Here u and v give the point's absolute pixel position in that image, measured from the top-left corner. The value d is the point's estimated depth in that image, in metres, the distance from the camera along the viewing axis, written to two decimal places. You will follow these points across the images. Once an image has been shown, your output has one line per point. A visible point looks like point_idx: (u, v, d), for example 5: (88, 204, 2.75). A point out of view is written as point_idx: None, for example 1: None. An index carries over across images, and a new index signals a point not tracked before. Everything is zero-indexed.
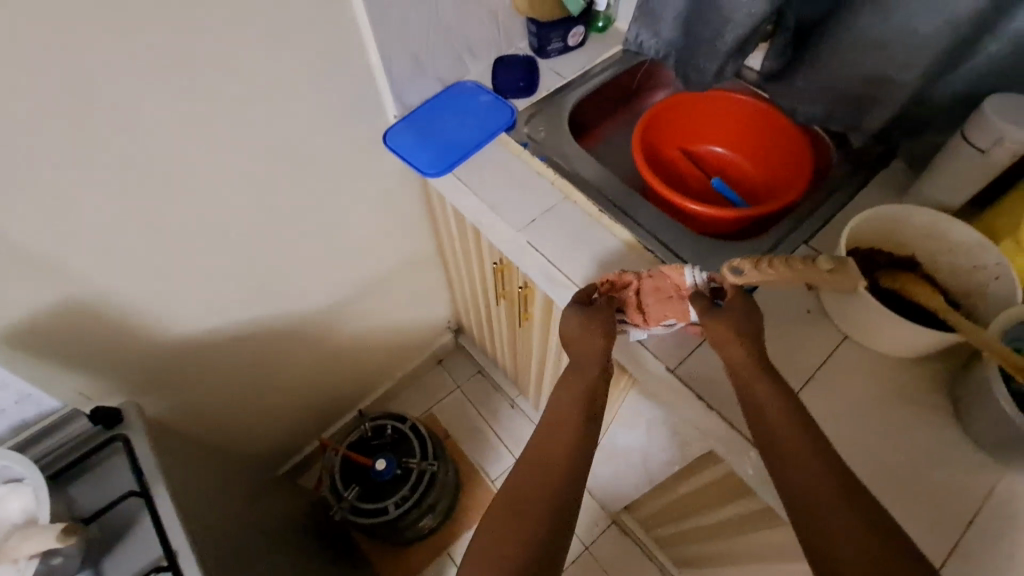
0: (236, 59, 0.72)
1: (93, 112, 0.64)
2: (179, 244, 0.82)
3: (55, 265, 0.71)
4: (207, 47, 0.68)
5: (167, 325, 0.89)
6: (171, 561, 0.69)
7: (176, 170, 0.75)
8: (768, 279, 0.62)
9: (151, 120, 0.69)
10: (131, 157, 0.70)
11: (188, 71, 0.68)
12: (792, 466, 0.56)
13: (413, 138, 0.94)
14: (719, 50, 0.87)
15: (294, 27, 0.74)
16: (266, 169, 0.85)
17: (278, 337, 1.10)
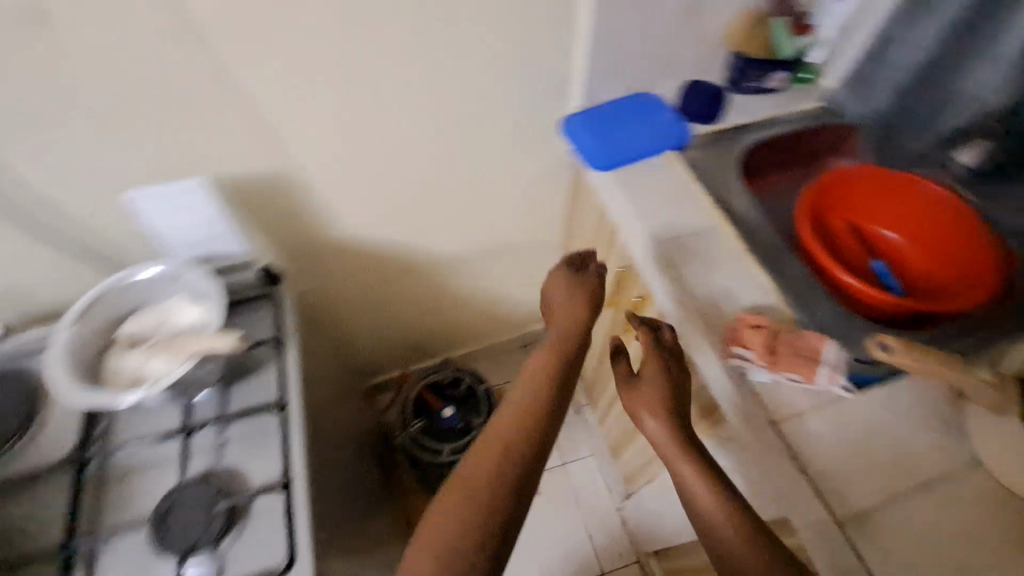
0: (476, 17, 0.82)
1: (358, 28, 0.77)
2: (369, 157, 0.95)
3: (280, 140, 0.85)
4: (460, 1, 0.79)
5: (332, 221, 1.03)
6: (281, 405, 0.80)
7: (394, 94, 0.87)
8: (914, 367, 0.59)
9: (395, 47, 0.81)
10: (368, 73, 0.82)
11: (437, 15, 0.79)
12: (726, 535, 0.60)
13: (588, 130, 0.99)
14: (935, 131, 0.96)
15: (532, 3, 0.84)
16: (458, 117, 0.96)
17: (406, 266, 1.21)
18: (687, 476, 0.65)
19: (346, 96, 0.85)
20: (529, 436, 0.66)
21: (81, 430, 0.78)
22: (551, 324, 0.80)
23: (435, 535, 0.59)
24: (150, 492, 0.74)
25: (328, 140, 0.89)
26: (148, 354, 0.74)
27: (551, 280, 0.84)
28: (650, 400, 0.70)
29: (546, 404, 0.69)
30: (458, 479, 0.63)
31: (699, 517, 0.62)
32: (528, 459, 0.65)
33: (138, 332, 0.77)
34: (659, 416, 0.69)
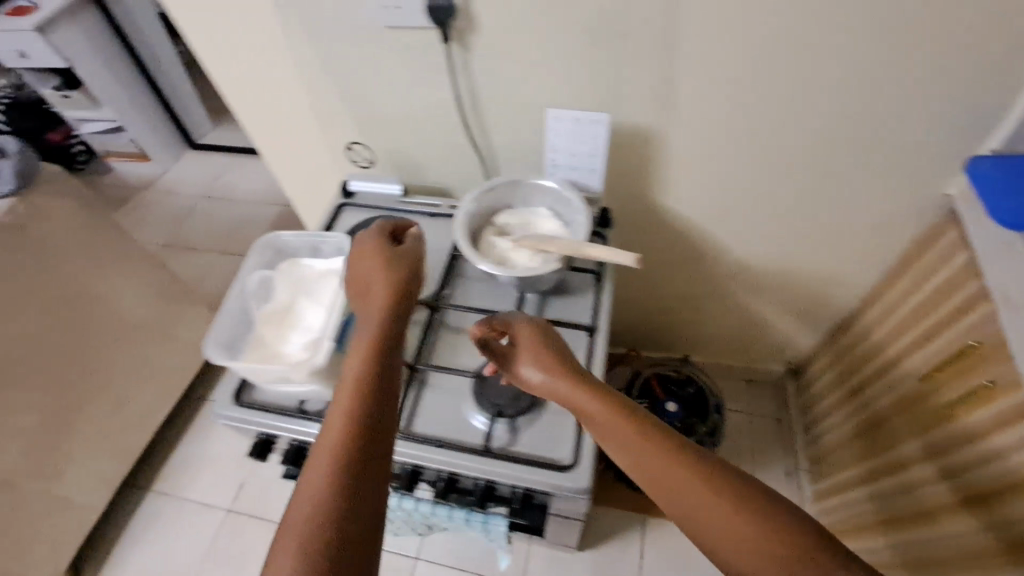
0: (944, 31, 0.75)
1: (813, 20, 0.76)
2: (736, 144, 0.96)
3: (676, 110, 0.91)
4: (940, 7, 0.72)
5: (666, 193, 1.08)
6: (592, 328, 0.88)
7: (802, 91, 0.86)
8: None
9: (835, 47, 0.79)
10: (791, 66, 0.82)
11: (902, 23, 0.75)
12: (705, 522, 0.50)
13: (1006, 173, 0.82)
14: None
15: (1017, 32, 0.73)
16: (858, 125, 0.90)
17: (699, 257, 1.23)
18: (650, 464, 0.55)
19: (766, 74, 0.85)
20: (366, 365, 0.58)
21: (436, 285, 0.96)
22: (370, 296, 0.67)
23: (317, 469, 0.49)
24: (473, 356, 0.89)
25: (720, 111, 0.91)
26: (517, 245, 0.86)
27: (360, 255, 0.72)
28: (533, 346, 0.69)
29: (376, 351, 0.60)
30: (332, 417, 0.53)
31: (694, 520, 0.51)
32: (371, 380, 0.57)
33: (510, 226, 0.90)
34: (595, 395, 0.61)
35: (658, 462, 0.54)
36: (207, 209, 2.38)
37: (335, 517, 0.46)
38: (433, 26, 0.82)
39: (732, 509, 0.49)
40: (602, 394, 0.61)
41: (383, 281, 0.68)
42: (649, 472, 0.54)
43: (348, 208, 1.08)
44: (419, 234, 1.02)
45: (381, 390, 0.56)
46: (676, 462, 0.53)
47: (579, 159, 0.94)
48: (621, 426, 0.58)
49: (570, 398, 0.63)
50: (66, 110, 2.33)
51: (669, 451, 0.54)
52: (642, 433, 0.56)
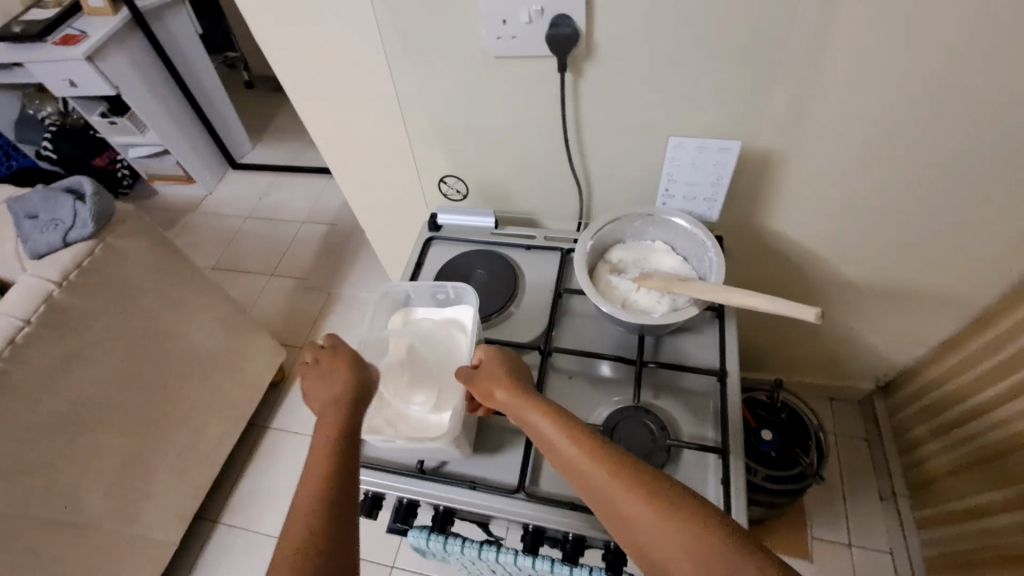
0: None
1: (985, 41, 0.68)
2: (865, 170, 0.88)
3: (805, 136, 0.84)
4: None
5: (776, 218, 1.01)
6: (723, 371, 0.81)
7: (955, 118, 0.77)
8: None
9: (1005, 70, 0.70)
10: (947, 90, 0.74)
11: None
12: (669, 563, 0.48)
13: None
14: None
15: None
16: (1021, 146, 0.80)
17: (799, 280, 1.15)
18: (620, 503, 0.52)
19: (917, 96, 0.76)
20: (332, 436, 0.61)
21: (542, 327, 0.90)
22: (330, 379, 0.67)
23: (289, 532, 0.52)
24: (591, 405, 0.82)
25: (857, 137, 0.83)
26: (640, 286, 0.80)
27: (319, 371, 0.69)
28: (490, 375, 0.69)
29: (342, 421, 0.63)
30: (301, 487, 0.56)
31: (643, 544, 0.50)
32: (336, 450, 0.59)
33: (626, 264, 0.85)
34: (548, 416, 0.61)
35: (615, 496, 0.53)
36: (254, 229, 2.37)
37: (308, 571, 0.49)
38: (550, 53, 0.77)
39: (690, 539, 0.48)
40: (552, 415, 0.62)
41: (348, 368, 0.68)
42: (607, 504, 0.53)
43: (438, 242, 1.03)
44: (517, 270, 0.97)
45: (336, 461, 0.58)
46: (633, 491, 0.52)
47: (693, 188, 0.90)
48: (585, 461, 0.56)
49: (525, 421, 0.63)
50: (115, 135, 2.34)
51: (637, 483, 0.53)
52: (609, 468, 0.55)
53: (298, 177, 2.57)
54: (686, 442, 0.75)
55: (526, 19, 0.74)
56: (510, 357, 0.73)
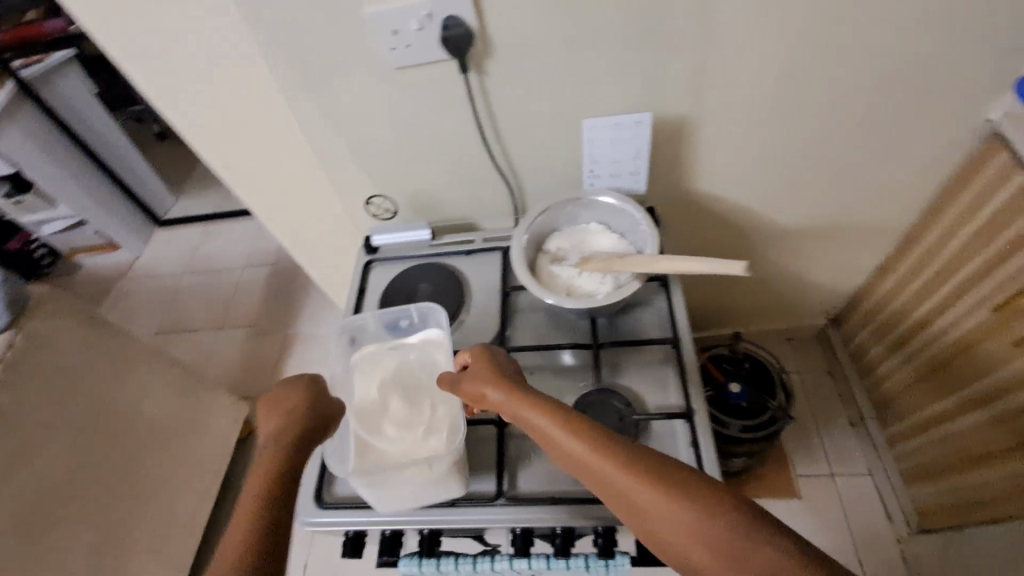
0: None
1: None
2: (772, 117, 0.91)
3: (711, 94, 0.86)
4: None
5: (702, 179, 1.03)
6: (676, 337, 0.83)
7: (840, 52, 0.81)
8: None
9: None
10: (828, 27, 0.78)
11: None
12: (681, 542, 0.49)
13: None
14: None
15: None
16: (903, 69, 0.85)
17: (736, 234, 1.18)
18: (627, 490, 0.53)
19: (805, 37, 0.79)
20: (273, 468, 0.60)
21: (496, 328, 0.89)
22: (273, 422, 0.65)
23: (226, 563, 0.51)
24: (557, 396, 0.82)
25: (758, 87, 0.86)
26: (582, 270, 0.81)
27: (273, 405, 0.66)
28: (482, 377, 0.68)
29: (289, 455, 0.62)
30: (239, 518, 0.55)
31: (656, 531, 0.51)
32: (279, 484, 0.58)
33: (566, 251, 0.85)
34: (546, 413, 0.61)
35: (617, 482, 0.53)
36: (193, 286, 2.26)
37: None
38: (449, 56, 0.76)
39: (697, 517, 0.49)
40: (548, 409, 0.61)
41: (293, 406, 0.66)
42: (614, 492, 0.53)
43: (376, 263, 1.00)
44: (461, 277, 0.96)
45: (276, 493, 0.57)
46: (637, 477, 0.53)
47: (615, 166, 0.91)
48: (587, 450, 0.56)
49: (521, 417, 0.63)
50: (22, 216, 2.19)
51: (639, 469, 0.53)
52: (612, 455, 0.55)
53: (229, 224, 2.47)
54: (653, 413, 0.76)
55: (417, 26, 0.73)
56: (497, 358, 0.73)
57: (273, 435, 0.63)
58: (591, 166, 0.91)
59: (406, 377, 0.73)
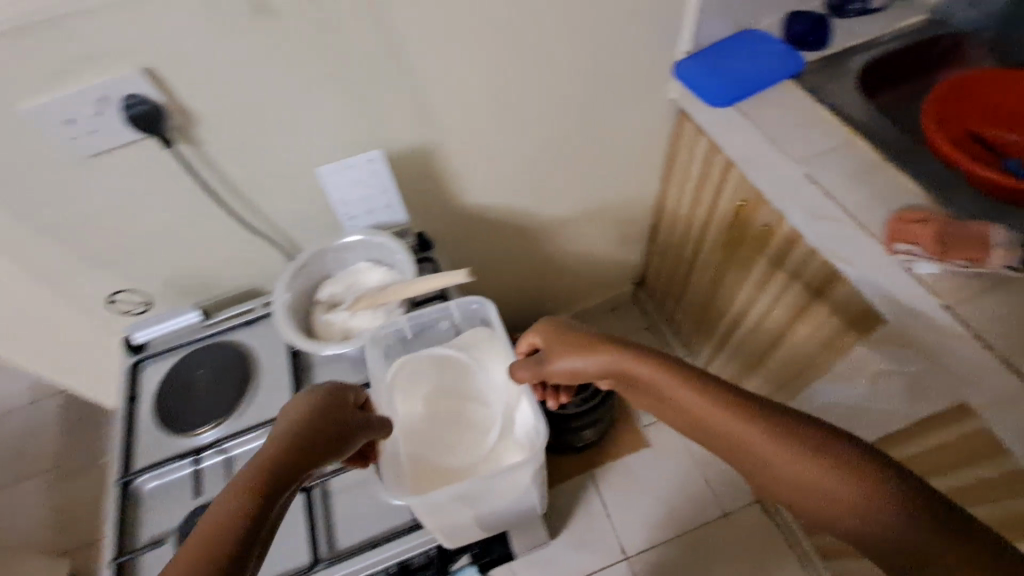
0: None
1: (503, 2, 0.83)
2: (497, 127, 1.01)
3: (432, 118, 0.93)
4: None
5: (464, 193, 1.10)
6: None
7: (526, 63, 0.93)
8: None
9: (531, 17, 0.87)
10: (505, 45, 0.89)
11: None
12: (820, 489, 0.53)
13: (696, 73, 1.04)
14: None
15: None
16: (586, 68, 1.00)
17: (519, 232, 1.29)
18: (762, 452, 0.57)
19: (491, 56, 0.90)
20: (281, 459, 0.57)
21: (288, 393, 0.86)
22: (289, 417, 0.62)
23: (216, 517, 0.50)
24: None
25: (474, 104, 0.95)
26: (353, 312, 0.82)
27: (306, 398, 0.65)
28: (568, 346, 0.75)
29: (302, 453, 0.58)
30: (231, 486, 0.53)
31: (798, 485, 0.55)
32: (290, 460, 0.57)
33: (337, 296, 0.86)
34: (666, 371, 0.66)
35: (749, 437, 0.58)
36: None
37: None
38: (140, 132, 0.73)
39: (826, 466, 0.54)
40: (667, 365, 0.67)
41: (310, 407, 0.64)
42: (742, 445, 0.59)
43: (146, 360, 0.92)
44: (243, 350, 0.91)
45: (286, 467, 0.56)
46: (774, 438, 0.57)
47: (367, 207, 0.93)
48: (731, 421, 0.60)
49: (627, 369, 0.70)
50: None
51: (786, 433, 0.57)
52: (749, 417, 0.59)
53: None
54: None
55: (88, 108, 0.68)
56: (570, 325, 0.79)
57: (297, 409, 0.63)
58: (344, 208, 0.92)
59: (454, 372, 0.78)
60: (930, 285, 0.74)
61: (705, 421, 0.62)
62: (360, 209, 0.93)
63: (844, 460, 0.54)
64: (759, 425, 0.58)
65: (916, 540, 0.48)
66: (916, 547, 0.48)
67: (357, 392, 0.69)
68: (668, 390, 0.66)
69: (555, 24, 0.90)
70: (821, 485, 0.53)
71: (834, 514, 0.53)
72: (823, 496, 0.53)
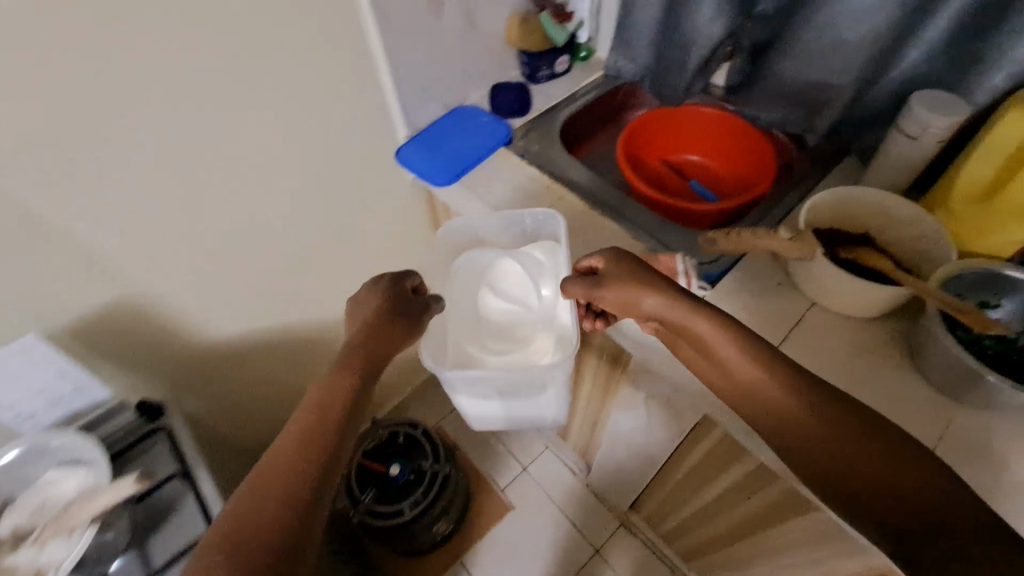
0: (274, 92, 0.83)
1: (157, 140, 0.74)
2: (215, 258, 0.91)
3: (115, 274, 0.79)
4: (249, 79, 0.79)
5: (203, 333, 0.97)
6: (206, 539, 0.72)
7: (221, 190, 0.85)
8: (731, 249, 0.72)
9: (203, 146, 0.79)
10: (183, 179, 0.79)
11: (235, 105, 0.79)
12: (789, 413, 0.59)
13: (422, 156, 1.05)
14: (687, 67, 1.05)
15: (324, 69, 0.87)
16: (300, 181, 0.95)
17: (298, 347, 1.18)
18: (736, 368, 0.64)
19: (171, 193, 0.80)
20: (329, 404, 0.63)
21: None
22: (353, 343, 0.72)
23: (281, 455, 0.58)
24: None
25: (172, 245, 0.84)
26: (39, 545, 0.68)
27: (370, 301, 0.77)
28: (622, 275, 0.75)
29: (349, 399, 0.65)
30: (327, 390, 0.65)
31: (755, 398, 0.62)
32: (361, 367, 0.68)
33: (22, 528, 0.70)
34: (683, 306, 0.70)
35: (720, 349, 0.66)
36: None
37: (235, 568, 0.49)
38: None
39: (779, 396, 0.60)
40: (683, 303, 0.70)
41: (370, 316, 0.75)
42: (708, 352, 0.67)
43: None
44: None
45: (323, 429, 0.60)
46: (763, 376, 0.62)
47: (43, 403, 0.83)
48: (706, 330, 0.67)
49: (628, 298, 0.74)
50: None
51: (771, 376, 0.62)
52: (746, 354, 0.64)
53: None
54: None
55: None
56: (626, 258, 0.78)
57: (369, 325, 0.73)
58: (11, 409, 0.81)
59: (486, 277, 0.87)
60: (642, 326, 0.84)
61: (708, 352, 0.67)
62: (36, 406, 0.83)
63: (806, 408, 0.59)
64: (771, 369, 0.62)
65: (811, 428, 0.58)
66: (819, 436, 0.57)
67: (413, 278, 0.80)
68: (665, 320, 0.72)
69: (238, 151, 0.83)
70: (796, 418, 0.58)
71: (781, 423, 0.60)
72: (783, 418, 0.59)
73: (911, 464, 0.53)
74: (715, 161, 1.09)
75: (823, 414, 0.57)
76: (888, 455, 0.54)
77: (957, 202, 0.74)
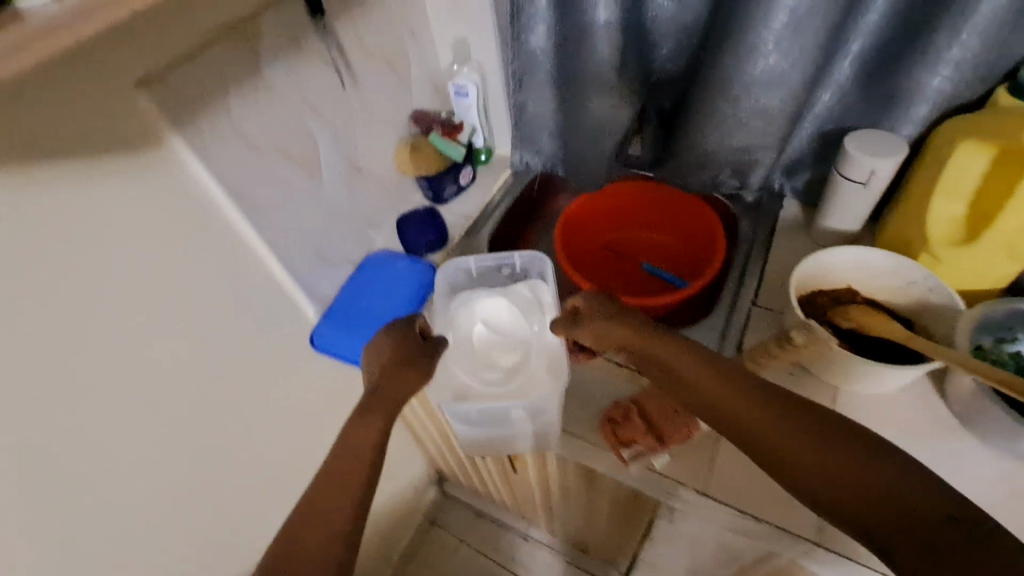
0: (132, 350, 0.62)
1: None
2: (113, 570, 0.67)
3: None
4: (92, 350, 0.58)
5: None
6: None
7: (94, 493, 0.62)
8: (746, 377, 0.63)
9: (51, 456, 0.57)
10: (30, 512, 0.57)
11: (83, 388, 0.58)
12: (816, 463, 0.49)
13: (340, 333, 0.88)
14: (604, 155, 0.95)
15: (192, 291, 0.68)
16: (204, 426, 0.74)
17: None
18: (743, 412, 0.55)
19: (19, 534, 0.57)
20: (372, 459, 0.62)
21: None
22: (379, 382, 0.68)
23: (355, 473, 0.60)
24: None
25: None
26: None
27: (381, 343, 0.72)
28: (609, 321, 0.68)
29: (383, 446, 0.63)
30: (352, 436, 0.63)
31: (774, 451, 0.52)
32: (392, 411, 0.65)
33: None
34: (684, 351, 0.61)
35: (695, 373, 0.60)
36: None
37: None
38: None
39: (808, 445, 0.51)
40: (682, 347, 0.62)
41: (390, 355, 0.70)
42: (714, 403, 0.57)
43: None
44: None
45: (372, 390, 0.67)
46: (785, 419, 0.53)
47: None
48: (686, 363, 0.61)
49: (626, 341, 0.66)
50: None
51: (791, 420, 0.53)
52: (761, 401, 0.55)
53: None
54: None
55: None
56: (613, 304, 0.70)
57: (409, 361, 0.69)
58: None
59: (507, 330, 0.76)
60: (680, 475, 0.66)
61: (707, 393, 0.58)
62: None
63: (841, 455, 0.49)
64: (786, 417, 0.53)
65: (801, 448, 0.51)
66: (802, 455, 0.50)
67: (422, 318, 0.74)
68: (659, 358, 0.63)
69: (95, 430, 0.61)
70: (830, 468, 0.49)
71: (817, 483, 0.49)
72: (810, 463, 0.50)
73: (899, 468, 0.47)
74: (661, 232, 1.02)
75: (850, 465, 0.48)
76: (877, 459, 0.48)
77: (935, 242, 0.69)
